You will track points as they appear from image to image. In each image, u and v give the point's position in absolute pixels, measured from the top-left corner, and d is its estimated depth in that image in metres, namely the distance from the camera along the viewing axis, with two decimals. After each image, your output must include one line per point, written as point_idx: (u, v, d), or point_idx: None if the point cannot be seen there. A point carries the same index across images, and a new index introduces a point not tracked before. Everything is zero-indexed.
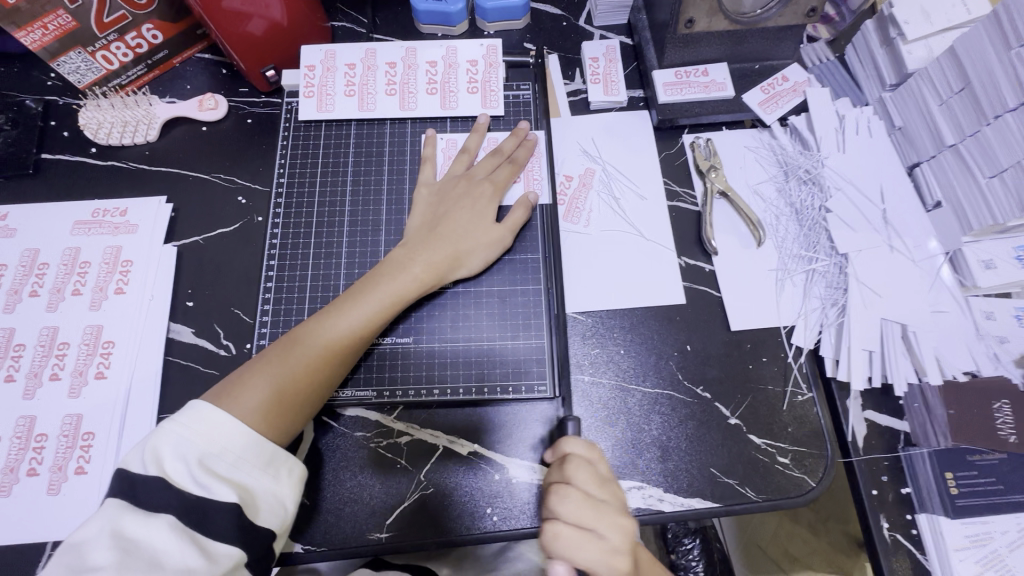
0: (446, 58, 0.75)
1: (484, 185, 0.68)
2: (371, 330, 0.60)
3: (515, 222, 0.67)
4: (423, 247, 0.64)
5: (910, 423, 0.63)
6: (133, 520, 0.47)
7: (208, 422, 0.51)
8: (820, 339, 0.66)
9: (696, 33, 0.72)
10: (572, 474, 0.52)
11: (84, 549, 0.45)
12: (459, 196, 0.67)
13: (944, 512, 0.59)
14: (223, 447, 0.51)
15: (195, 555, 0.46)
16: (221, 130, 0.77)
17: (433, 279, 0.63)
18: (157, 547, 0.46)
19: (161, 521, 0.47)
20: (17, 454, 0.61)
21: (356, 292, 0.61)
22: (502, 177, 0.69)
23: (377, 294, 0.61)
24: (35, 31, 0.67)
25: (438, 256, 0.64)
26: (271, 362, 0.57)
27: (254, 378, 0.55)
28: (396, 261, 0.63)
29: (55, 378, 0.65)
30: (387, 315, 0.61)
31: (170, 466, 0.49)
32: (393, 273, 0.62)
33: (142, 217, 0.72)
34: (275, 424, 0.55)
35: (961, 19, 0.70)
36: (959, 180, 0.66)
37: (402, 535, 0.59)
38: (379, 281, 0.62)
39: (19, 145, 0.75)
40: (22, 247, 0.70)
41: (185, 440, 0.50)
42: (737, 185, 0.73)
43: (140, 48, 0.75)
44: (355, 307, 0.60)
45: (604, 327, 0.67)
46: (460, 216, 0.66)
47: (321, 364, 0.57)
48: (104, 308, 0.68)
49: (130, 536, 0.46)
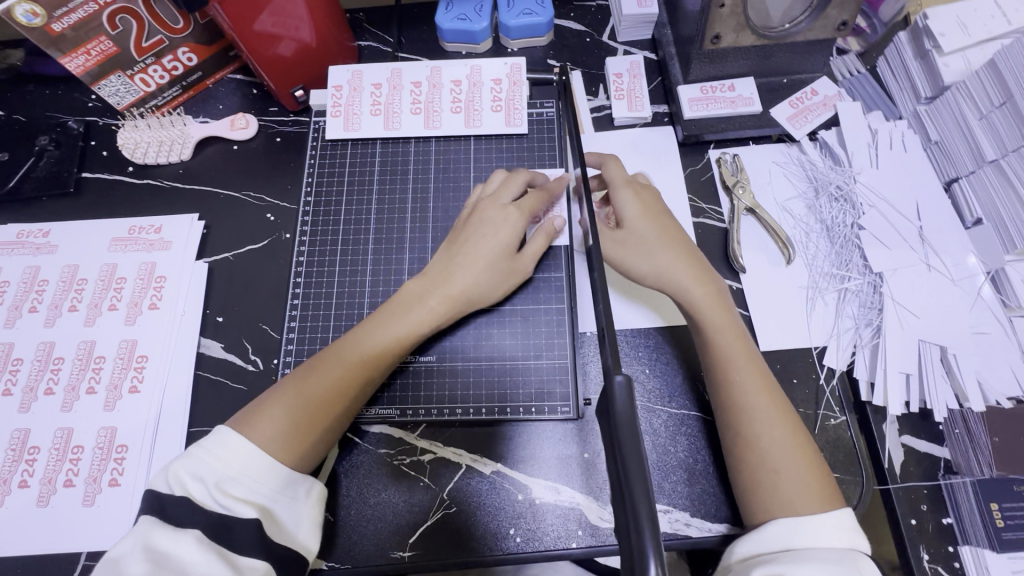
0: (470, 77, 0.76)
1: (511, 211, 0.65)
2: (387, 359, 0.60)
3: (532, 253, 0.65)
4: (439, 279, 0.63)
5: (950, 450, 0.60)
6: (162, 535, 0.47)
7: (229, 447, 0.51)
8: (853, 361, 0.64)
9: (723, 48, 0.71)
10: (620, 206, 0.66)
11: (118, 563, 0.45)
12: (480, 223, 0.65)
13: (989, 546, 0.56)
14: (241, 469, 0.51)
15: (223, 567, 0.46)
16: (251, 149, 0.79)
17: (450, 309, 0.62)
18: (184, 560, 0.46)
19: (188, 536, 0.47)
20: (55, 466, 0.63)
21: (372, 322, 0.61)
22: (530, 203, 0.66)
23: (393, 325, 0.61)
24: (79, 56, 0.70)
25: (454, 289, 0.62)
26: (291, 395, 0.56)
27: (275, 408, 0.55)
28: (412, 293, 0.63)
29: (91, 391, 0.67)
30: (404, 344, 0.61)
31: (190, 486, 0.50)
32: (410, 305, 0.62)
33: (175, 234, 0.74)
34: (298, 449, 0.54)
35: (1001, 30, 0.68)
36: (1000, 196, 0.64)
37: (426, 554, 0.59)
38: (397, 313, 0.61)
39: (61, 165, 0.78)
40: (63, 263, 0.72)
41: (205, 462, 0.51)
42: (765, 202, 0.72)
43: (176, 70, 0.78)
44: (371, 335, 0.60)
45: (629, 345, 0.66)
46: (482, 238, 0.64)
47: (341, 394, 0.57)
48: (138, 323, 0.70)
49: (160, 549, 0.46)
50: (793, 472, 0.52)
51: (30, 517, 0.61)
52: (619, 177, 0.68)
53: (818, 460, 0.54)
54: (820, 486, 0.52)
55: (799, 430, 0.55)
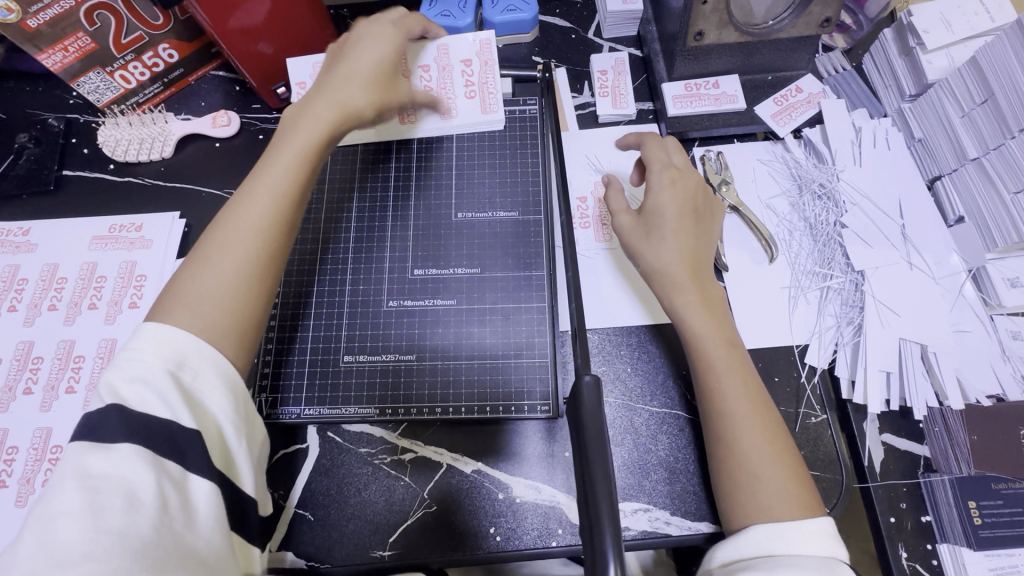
0: (439, 60, 0.72)
1: (386, 25, 0.66)
2: (298, 192, 0.56)
3: (418, 94, 0.70)
4: (325, 88, 0.62)
5: (930, 448, 0.61)
6: (99, 457, 0.40)
7: (151, 337, 0.46)
8: (834, 359, 0.64)
9: (706, 45, 0.71)
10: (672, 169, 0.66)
11: (47, 497, 0.38)
12: (359, 36, 0.65)
13: (967, 544, 0.56)
14: (179, 353, 0.45)
15: (172, 489, 0.41)
16: (233, 146, 0.79)
17: (343, 108, 0.61)
18: (124, 475, 0.40)
19: (124, 450, 0.41)
20: (33, 466, 0.63)
21: (257, 168, 0.57)
22: (409, 24, 0.68)
23: (280, 158, 0.57)
24: (57, 53, 0.69)
25: (341, 91, 0.61)
26: (200, 257, 0.51)
27: (189, 278, 0.50)
28: (295, 113, 0.60)
29: (71, 390, 0.66)
30: (298, 174, 0.56)
31: (123, 389, 0.43)
32: (297, 118, 0.60)
33: (156, 233, 0.74)
34: (232, 319, 0.49)
35: (984, 27, 0.68)
36: (981, 193, 0.64)
37: (406, 554, 0.59)
38: (254, 189, 0.55)
39: (42, 162, 0.77)
40: (43, 262, 0.72)
41: (133, 359, 0.45)
42: (748, 200, 0.72)
43: (156, 67, 0.77)
44: (255, 195, 0.54)
45: (611, 344, 0.66)
46: (361, 49, 0.64)
47: (250, 224, 0.53)
48: (118, 322, 0.69)
49: (92, 471, 0.39)
50: (774, 480, 0.52)
51: (7, 518, 0.61)
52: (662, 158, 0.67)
53: (798, 464, 0.54)
54: (798, 492, 0.52)
55: (784, 442, 0.54)
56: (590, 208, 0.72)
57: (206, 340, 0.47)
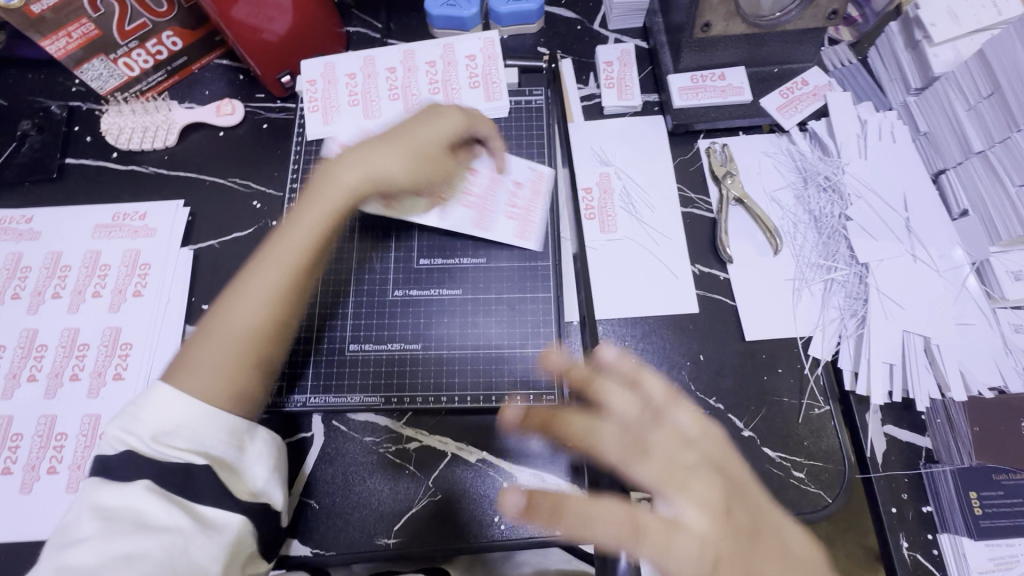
0: (444, 57, 0.75)
1: (455, 112, 0.63)
2: (301, 276, 0.54)
3: (450, 159, 0.64)
4: (335, 165, 0.58)
5: (931, 440, 0.61)
6: (107, 490, 0.45)
7: (154, 401, 0.49)
8: (838, 351, 0.64)
9: (713, 37, 0.71)
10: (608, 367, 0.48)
11: (67, 527, 0.44)
12: (418, 117, 0.62)
13: (967, 533, 0.57)
14: (174, 423, 0.48)
15: (183, 516, 0.45)
16: (238, 135, 0.78)
17: (363, 185, 0.58)
18: (139, 511, 0.44)
19: (136, 487, 0.45)
20: (38, 453, 0.63)
21: (267, 246, 0.55)
22: (481, 122, 0.66)
23: (283, 245, 0.55)
24: (60, 39, 0.69)
25: (367, 162, 0.58)
26: (205, 335, 0.52)
27: (197, 350, 0.51)
28: (313, 190, 0.57)
29: (75, 378, 0.66)
30: (305, 259, 0.55)
31: (129, 440, 0.48)
32: (310, 199, 0.57)
33: (160, 221, 0.73)
34: (235, 390, 0.51)
35: (991, 21, 0.68)
36: (986, 187, 0.64)
37: (410, 541, 0.59)
38: (265, 260, 0.54)
39: (45, 150, 0.77)
40: (46, 250, 0.72)
41: (137, 418, 0.48)
42: (753, 192, 0.72)
43: (160, 55, 0.77)
44: (261, 268, 0.53)
45: (616, 334, 0.66)
46: (425, 123, 0.62)
47: (251, 325, 0.52)
48: (122, 311, 0.69)
49: (107, 506, 0.45)
50: None
51: (12, 504, 0.61)
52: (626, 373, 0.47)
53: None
54: None
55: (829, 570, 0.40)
56: (595, 199, 0.72)
57: (208, 408, 0.49)
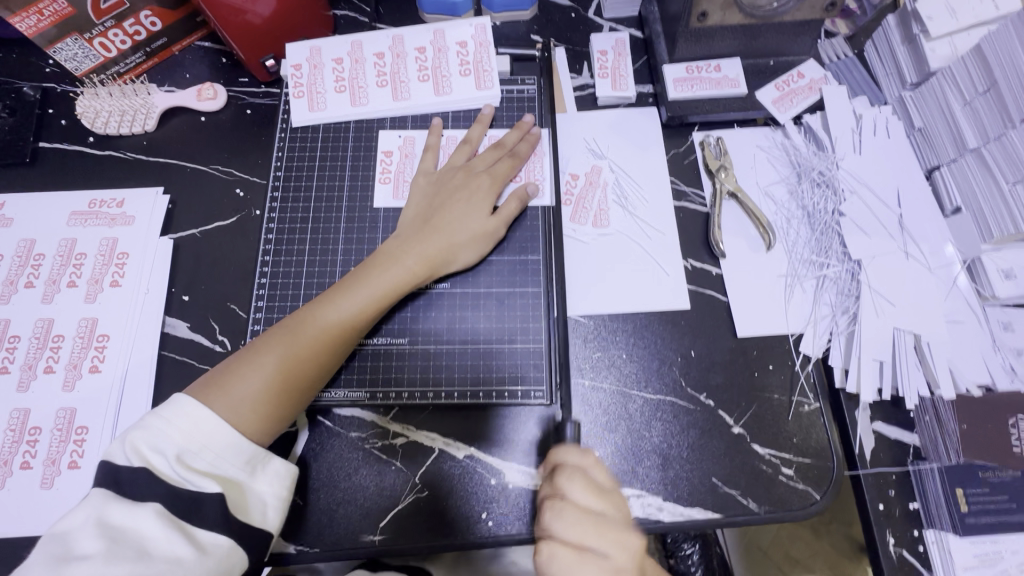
0: (434, 42, 0.73)
1: (482, 177, 0.67)
2: (357, 329, 0.59)
3: (508, 215, 0.66)
4: (418, 240, 0.63)
5: (920, 436, 0.61)
6: (116, 509, 0.47)
7: (188, 419, 0.51)
8: (829, 348, 0.64)
9: (709, 27, 0.69)
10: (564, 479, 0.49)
11: (69, 538, 0.45)
12: (455, 188, 0.66)
13: (953, 529, 0.57)
14: (203, 445, 0.51)
15: (185, 546, 0.46)
16: (220, 121, 0.76)
17: (427, 271, 0.62)
18: (143, 534, 0.46)
19: (146, 510, 0.47)
20: (11, 447, 0.61)
21: (345, 285, 0.60)
22: (503, 171, 0.67)
23: (357, 295, 0.59)
24: (31, 17, 0.66)
25: (433, 249, 0.63)
26: (260, 358, 0.56)
27: (244, 371, 0.55)
28: (389, 253, 0.62)
29: (50, 370, 0.64)
30: (369, 317, 0.60)
31: (151, 457, 0.49)
32: (385, 264, 0.61)
33: (138, 209, 0.71)
34: (267, 422, 0.54)
35: (989, 16, 0.67)
36: (980, 184, 0.63)
37: (396, 538, 0.58)
38: (337, 302, 0.59)
39: (16, 133, 0.74)
40: (19, 238, 0.69)
41: (164, 434, 0.50)
42: (747, 186, 0.71)
43: (138, 35, 0.74)
44: (327, 312, 0.58)
45: (607, 329, 0.66)
46: (453, 205, 0.65)
47: (305, 361, 0.56)
48: (99, 301, 0.67)
49: (115, 524, 0.46)
50: None
51: None
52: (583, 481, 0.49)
53: None
54: None
55: None
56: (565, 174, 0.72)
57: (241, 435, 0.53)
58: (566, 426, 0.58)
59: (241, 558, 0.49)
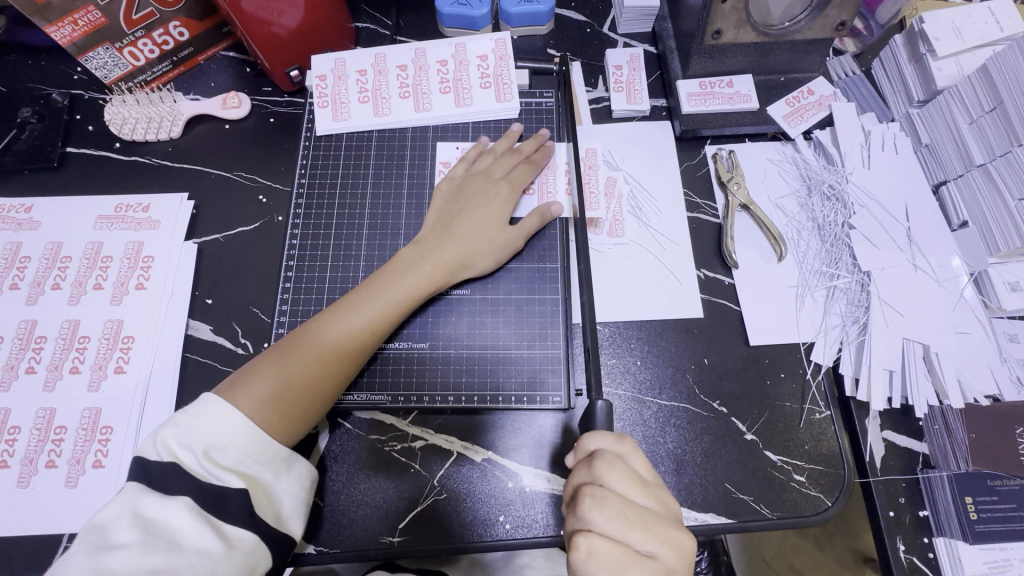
0: (456, 55, 0.75)
1: (501, 184, 0.68)
2: (377, 332, 0.61)
3: (528, 229, 0.67)
4: (436, 245, 0.65)
5: (929, 445, 0.62)
6: (151, 501, 0.47)
7: (215, 415, 0.52)
8: (839, 358, 0.66)
9: (723, 44, 0.71)
10: (603, 467, 0.49)
11: (105, 528, 0.46)
12: (475, 194, 0.68)
13: (962, 537, 0.58)
14: (230, 440, 0.52)
15: (212, 537, 0.47)
16: (243, 128, 0.78)
17: (443, 276, 0.64)
18: (174, 527, 0.47)
19: (178, 503, 0.48)
20: (36, 446, 0.62)
21: (365, 290, 0.62)
22: (520, 178, 0.69)
23: (377, 300, 0.61)
24: (66, 26, 0.68)
25: (450, 255, 0.64)
26: (284, 360, 0.57)
27: (268, 372, 0.56)
28: (408, 259, 0.64)
29: (75, 371, 0.65)
30: (388, 321, 0.61)
31: (179, 453, 0.50)
32: (404, 270, 0.63)
33: (163, 213, 0.73)
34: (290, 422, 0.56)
35: (994, 37, 0.69)
36: (986, 199, 0.65)
37: (414, 540, 0.59)
38: (358, 306, 0.61)
39: (45, 138, 0.76)
40: (46, 241, 0.70)
41: (192, 430, 0.51)
42: (758, 199, 0.73)
43: (166, 45, 0.76)
44: (349, 316, 0.60)
45: (622, 337, 0.67)
46: (472, 210, 0.67)
47: (328, 364, 0.58)
48: (124, 303, 0.68)
49: (149, 515, 0.47)
50: None
51: (9, 498, 0.60)
52: (624, 472, 0.49)
53: None
54: None
55: None
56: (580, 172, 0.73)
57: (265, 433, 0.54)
58: (595, 407, 0.52)
59: (266, 555, 0.50)
